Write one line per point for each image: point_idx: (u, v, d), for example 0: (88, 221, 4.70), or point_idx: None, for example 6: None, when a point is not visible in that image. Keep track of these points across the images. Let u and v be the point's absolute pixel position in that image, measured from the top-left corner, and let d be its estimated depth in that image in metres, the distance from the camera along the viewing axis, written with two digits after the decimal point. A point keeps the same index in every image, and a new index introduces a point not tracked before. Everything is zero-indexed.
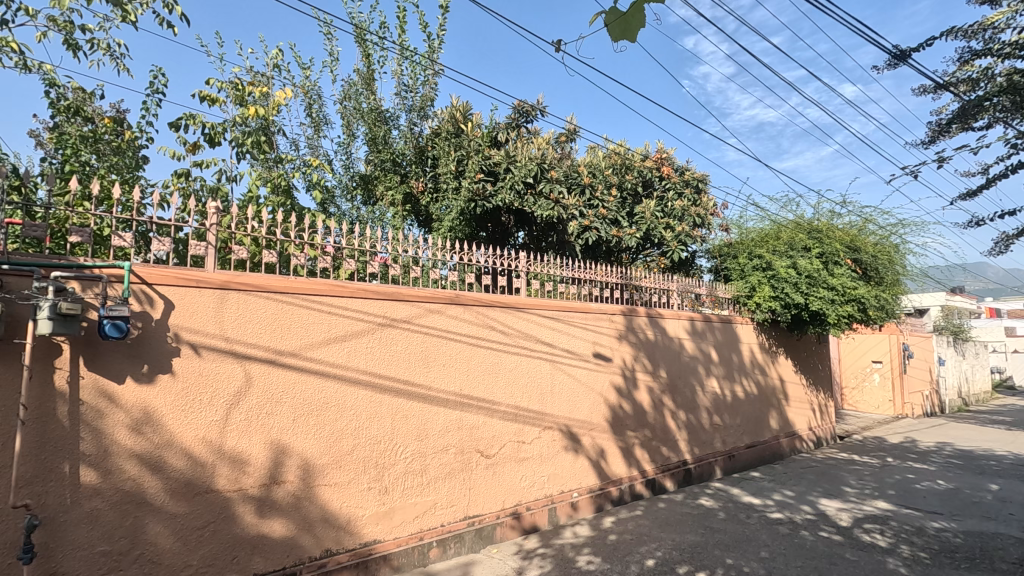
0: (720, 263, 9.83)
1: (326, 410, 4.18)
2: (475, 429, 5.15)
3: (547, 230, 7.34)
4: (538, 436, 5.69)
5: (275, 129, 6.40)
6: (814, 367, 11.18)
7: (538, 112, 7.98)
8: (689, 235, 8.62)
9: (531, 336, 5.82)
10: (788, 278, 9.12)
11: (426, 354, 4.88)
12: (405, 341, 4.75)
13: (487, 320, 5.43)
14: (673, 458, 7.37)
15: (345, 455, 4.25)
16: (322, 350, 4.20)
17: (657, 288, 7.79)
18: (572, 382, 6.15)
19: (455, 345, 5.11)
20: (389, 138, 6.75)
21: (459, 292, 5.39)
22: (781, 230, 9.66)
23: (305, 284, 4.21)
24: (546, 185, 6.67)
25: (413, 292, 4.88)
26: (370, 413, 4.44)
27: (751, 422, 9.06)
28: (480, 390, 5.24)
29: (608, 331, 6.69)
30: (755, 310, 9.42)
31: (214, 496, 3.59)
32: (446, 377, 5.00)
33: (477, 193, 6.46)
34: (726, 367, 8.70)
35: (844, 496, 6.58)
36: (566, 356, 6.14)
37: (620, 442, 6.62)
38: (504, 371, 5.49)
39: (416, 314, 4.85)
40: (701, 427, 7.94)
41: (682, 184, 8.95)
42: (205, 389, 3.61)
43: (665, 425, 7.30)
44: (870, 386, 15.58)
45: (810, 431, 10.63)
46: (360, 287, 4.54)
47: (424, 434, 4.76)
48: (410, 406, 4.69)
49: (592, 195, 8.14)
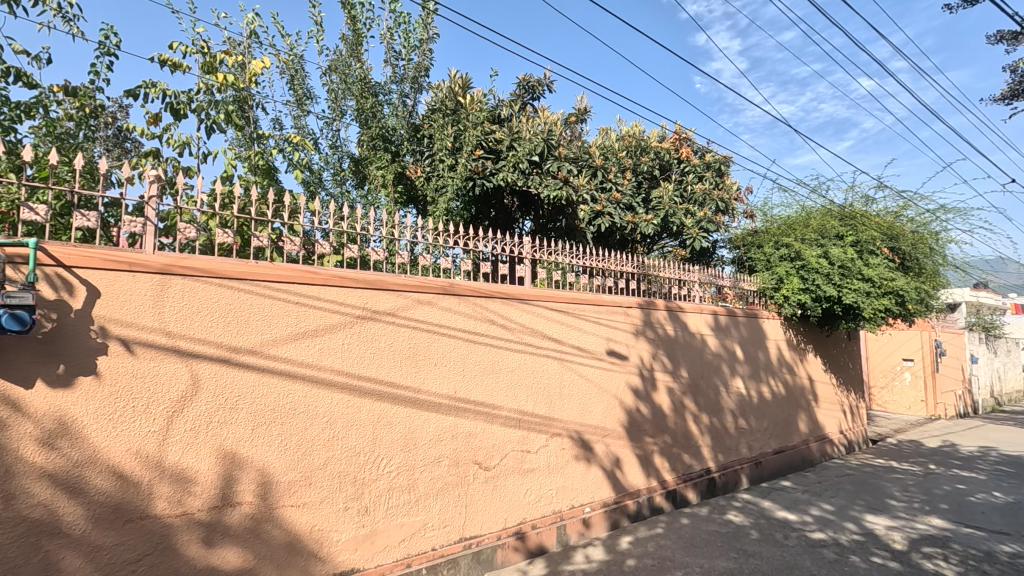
0: (744, 254, 9.14)
1: (293, 418, 3.56)
2: (472, 437, 4.50)
3: (556, 213, 6.63)
4: (545, 444, 5.03)
5: (254, 103, 5.81)
6: (844, 366, 10.38)
7: (545, 87, 7.31)
8: (711, 222, 7.91)
9: (537, 332, 5.15)
10: (820, 269, 8.30)
11: (414, 351, 4.23)
12: (390, 336, 4.10)
13: (486, 313, 4.77)
14: (695, 466, 6.67)
15: (317, 470, 3.62)
16: (287, 346, 3.58)
17: (676, 279, 7.10)
18: (584, 383, 5.48)
19: (449, 341, 4.46)
20: (379, 112, 6.06)
21: (454, 280, 4.74)
22: (809, 217, 8.95)
23: (269, 270, 3.59)
24: (553, 164, 5.99)
25: (399, 281, 4.23)
26: (348, 421, 3.80)
27: (779, 426, 8.32)
28: (477, 392, 4.59)
29: (623, 326, 6.01)
30: (782, 304, 8.64)
31: (151, 523, 2.97)
32: (438, 378, 4.35)
33: (475, 171, 5.80)
34: (752, 365, 7.96)
35: (892, 512, 5.83)
36: (577, 354, 5.47)
37: (638, 450, 5.93)
38: (505, 371, 4.83)
39: (402, 306, 4.21)
40: (725, 432, 7.22)
41: (703, 168, 8.23)
42: (140, 394, 3.00)
43: (686, 430, 6.60)
44: (900, 386, 14.69)
45: (841, 434, 9.85)
46: (336, 274, 3.90)
47: (413, 443, 4.13)
48: (395, 412, 4.06)
49: (605, 177, 7.45)
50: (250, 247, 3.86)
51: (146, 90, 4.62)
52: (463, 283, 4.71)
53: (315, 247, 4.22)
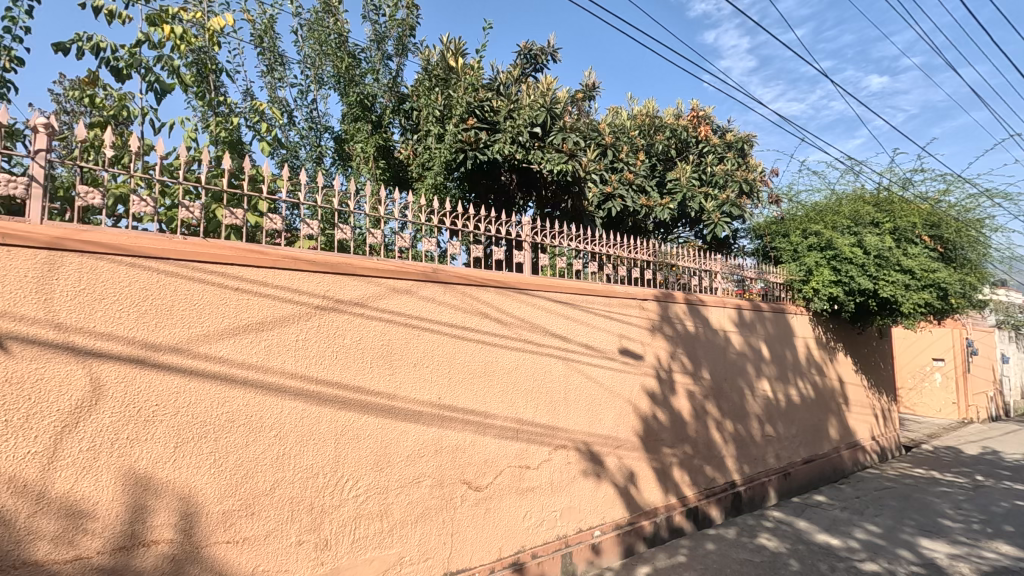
0: (768, 243, 8.34)
1: (230, 433, 2.85)
2: (460, 452, 3.77)
3: (560, 192, 5.87)
4: (547, 458, 4.30)
5: (216, 68, 5.12)
6: (876, 367, 9.56)
7: (549, 57, 6.57)
8: (734, 206, 7.13)
9: (538, 327, 4.42)
10: (854, 259, 7.49)
11: (389, 349, 3.52)
12: (358, 332, 3.39)
13: (478, 305, 4.04)
14: (719, 479, 5.92)
15: (262, 496, 2.92)
16: (224, 343, 2.88)
17: (696, 269, 6.34)
18: (592, 387, 4.74)
19: (432, 337, 3.75)
20: (359, 77, 5.36)
21: (438, 266, 4.01)
22: (841, 202, 8.13)
23: (200, 248, 2.89)
24: (558, 135, 5.25)
25: (370, 265, 3.52)
26: (303, 436, 3.10)
27: (809, 432, 7.54)
28: (467, 398, 3.87)
29: (637, 321, 5.26)
30: (812, 299, 7.82)
31: (30, 572, 2.29)
32: (418, 382, 3.63)
33: (467, 141, 5.08)
34: (779, 366, 7.18)
35: (950, 536, 5.04)
36: (584, 353, 4.73)
37: (655, 463, 5.20)
38: (501, 373, 4.11)
39: (374, 295, 3.49)
40: (751, 441, 6.46)
41: (723, 148, 7.49)
42: (16, 405, 2.31)
43: (708, 439, 5.86)
44: (930, 387, 13.79)
45: (873, 440, 9.03)
46: (290, 255, 3.20)
47: (386, 461, 3.41)
48: (365, 423, 3.35)
49: (616, 157, 6.70)
50: (181, 219, 3.13)
51: (78, 44, 3.96)
52: (451, 268, 4.00)
53: (265, 223, 3.52)
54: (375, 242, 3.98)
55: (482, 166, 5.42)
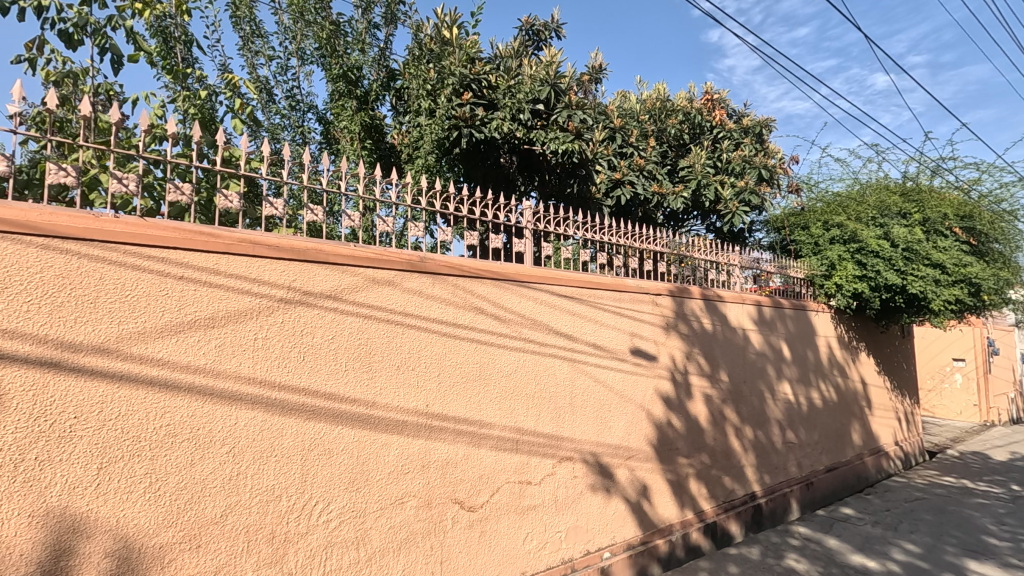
0: (787, 235, 7.79)
1: (171, 450, 2.37)
2: (451, 467, 3.29)
3: (568, 173, 5.25)
4: (550, 472, 3.81)
5: (185, 38, 4.64)
6: (898, 368, 9.03)
7: (553, 33, 6.07)
8: (753, 194, 6.61)
9: (541, 325, 3.93)
10: (880, 252, 6.96)
11: (367, 349, 3.03)
12: (330, 330, 2.90)
13: (472, 299, 3.55)
14: (738, 491, 5.43)
15: (210, 526, 2.44)
16: (163, 343, 2.40)
17: (712, 262, 5.83)
18: (601, 391, 4.25)
19: (420, 336, 3.26)
20: (343, 50, 4.89)
21: (426, 254, 3.52)
22: (864, 192, 7.60)
23: (135, 229, 2.42)
24: (562, 112, 4.75)
25: (345, 252, 3.04)
26: (263, 453, 2.62)
27: (831, 438, 7.03)
28: (459, 406, 3.38)
29: (650, 319, 4.77)
30: (834, 295, 7.29)
31: None
32: (402, 388, 3.14)
33: (461, 118, 4.58)
34: (801, 367, 6.68)
35: (1000, 557, 4.53)
36: (592, 353, 4.24)
37: (669, 474, 4.71)
38: (498, 376, 3.62)
39: (349, 286, 3.00)
40: (772, 448, 5.96)
41: (739, 133, 6.98)
42: None
43: (726, 447, 5.36)
44: (949, 389, 13.23)
45: (896, 446, 8.52)
46: (248, 239, 2.71)
47: (364, 480, 2.93)
48: (338, 435, 2.86)
49: (625, 141, 6.19)
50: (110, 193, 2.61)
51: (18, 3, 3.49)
52: (442, 257, 3.50)
53: (219, 201, 3.01)
54: (352, 226, 3.49)
55: (478, 146, 4.92)
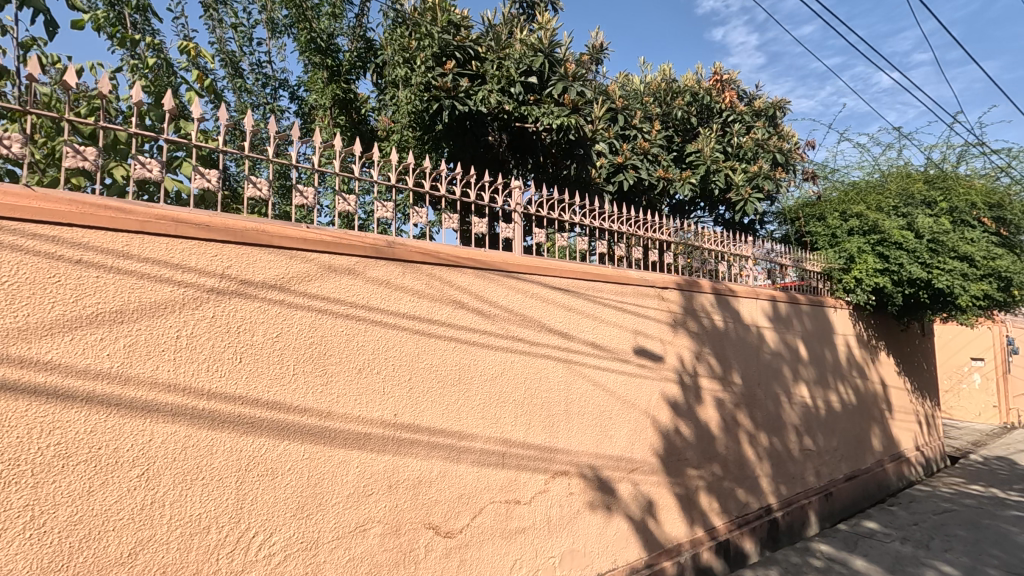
0: (801, 227, 7.29)
1: (63, 475, 1.91)
2: (423, 487, 2.82)
3: (564, 153, 4.76)
4: (543, 489, 3.34)
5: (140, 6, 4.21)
6: (918, 368, 8.51)
7: (550, 5, 5.58)
8: (768, 178, 6.03)
9: (531, 322, 3.45)
10: (904, 243, 6.43)
11: (322, 350, 2.56)
12: (274, 326, 2.43)
13: (451, 291, 3.08)
14: (753, 504, 4.94)
15: (115, 568, 1.98)
16: (52, 342, 1.93)
17: (723, 253, 5.35)
18: (600, 396, 3.77)
19: (387, 333, 2.79)
20: (314, 15, 4.58)
21: (398, 239, 3.04)
22: (885, 180, 7.08)
23: (19, 201, 1.95)
24: (557, 84, 4.27)
25: (296, 234, 2.57)
26: (185, 477, 2.15)
27: (850, 444, 6.53)
28: (434, 414, 2.91)
29: (656, 315, 4.29)
30: (853, 291, 6.77)
31: None
32: (365, 395, 2.68)
33: (444, 88, 4.12)
34: (818, 367, 6.18)
35: None
36: (591, 353, 3.76)
37: (677, 488, 4.24)
38: (481, 380, 3.14)
39: (300, 275, 2.53)
40: (788, 456, 5.47)
41: (751, 116, 6.48)
42: None
43: (739, 456, 4.88)
44: (968, 389, 12.68)
45: (916, 451, 8.01)
46: (171, 216, 2.24)
47: (316, 504, 2.46)
48: (283, 453, 2.39)
49: (628, 123, 5.71)
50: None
51: None
52: (415, 242, 3.03)
53: (133, 169, 2.30)
54: (304, 204, 2.77)
55: (463, 123, 4.41)
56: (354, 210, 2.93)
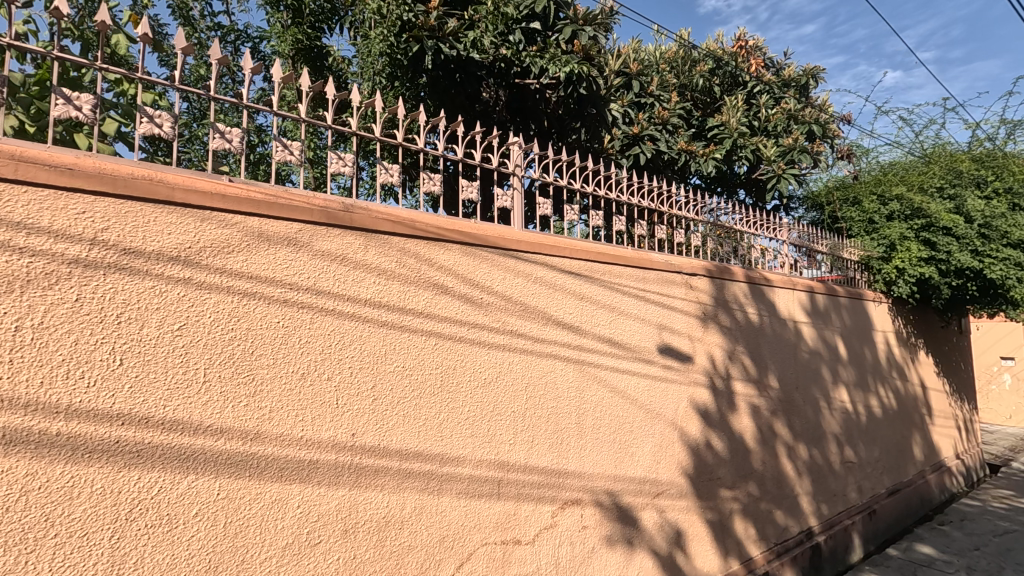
0: (834, 212, 6.59)
1: None
2: (393, 530, 2.12)
3: (572, 114, 4.14)
4: (549, 524, 2.64)
5: None
6: (956, 369, 7.78)
7: None
8: (805, 152, 5.33)
9: (535, 314, 2.75)
10: (953, 229, 5.68)
11: (248, 348, 1.86)
12: (175, 315, 1.73)
13: (430, 273, 2.38)
14: (792, 528, 4.24)
15: None
16: None
17: (754, 237, 4.65)
18: (619, 405, 3.07)
19: (343, 327, 2.09)
20: None
21: (362, 203, 2.33)
22: (927, 161, 6.37)
23: None
24: (566, 27, 3.73)
25: (213, 188, 1.86)
26: (25, 537, 1.45)
27: (891, 453, 5.82)
28: (408, 433, 2.22)
29: (683, 306, 3.58)
30: (894, 282, 6.04)
31: None
32: (310, 409, 1.98)
33: (430, 27, 3.51)
34: (858, 368, 5.47)
35: None
36: (607, 351, 3.06)
37: (709, 513, 3.53)
38: (469, 387, 2.44)
39: (216, 245, 1.82)
40: (828, 469, 4.76)
41: (780, 87, 5.79)
42: None
43: (777, 472, 4.18)
44: (998, 391, 11.93)
45: (956, 459, 7.29)
46: (12, 152, 1.54)
47: (237, 563, 1.77)
48: (186, 493, 1.70)
49: (644, 89, 5.04)
50: None
51: None
52: (383, 207, 2.34)
53: None
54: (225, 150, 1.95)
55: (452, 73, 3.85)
56: (300, 162, 2.11)
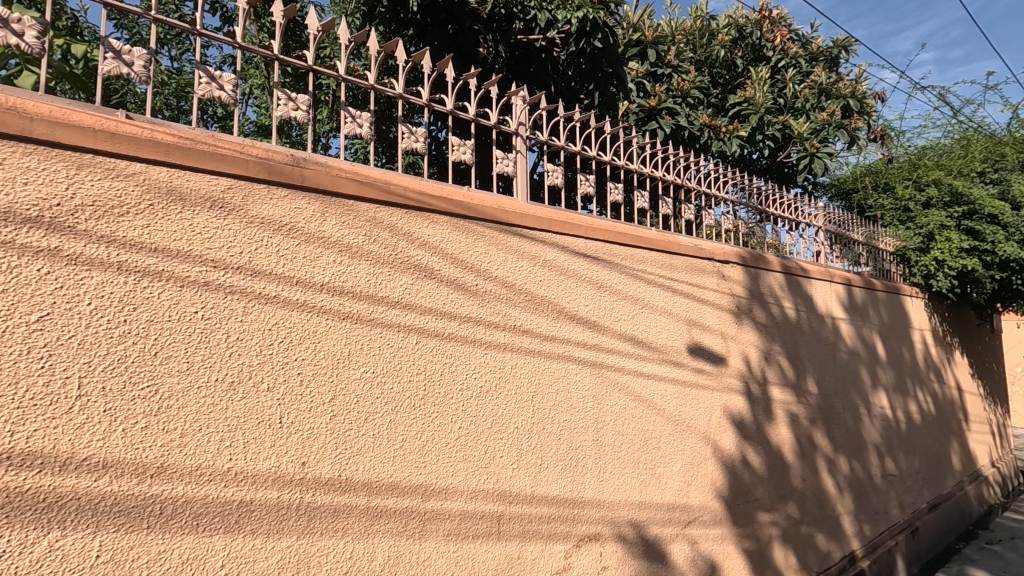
0: (862, 200, 6.08)
1: None
2: None
3: (584, 76, 3.79)
4: (563, 567, 2.11)
5: None
6: (990, 370, 7.26)
7: None
8: (840, 128, 4.81)
9: (543, 306, 2.23)
10: (1000, 216, 5.13)
11: (149, 350, 1.33)
12: (31, 303, 1.20)
13: (411, 251, 1.86)
14: (834, 553, 3.70)
15: None
16: None
17: (787, 220, 4.14)
18: (644, 416, 2.54)
19: (291, 320, 1.56)
20: None
21: (321, 159, 1.81)
22: (966, 144, 5.84)
23: None
24: None
25: (99, 125, 1.35)
26: None
27: (931, 463, 5.29)
28: (381, 459, 1.70)
29: (715, 298, 3.06)
30: (932, 275, 5.52)
31: None
32: (243, 432, 1.45)
33: None
34: (897, 369, 4.93)
35: None
36: (629, 350, 2.53)
37: (746, 541, 3.00)
38: (462, 397, 1.92)
39: (101, 203, 1.30)
40: (869, 484, 4.23)
41: (807, 61, 5.29)
42: None
43: (817, 489, 3.64)
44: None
45: (992, 467, 6.76)
46: None
47: None
48: (45, 559, 1.17)
49: (660, 59, 4.54)
50: None
51: None
52: (350, 165, 1.82)
53: None
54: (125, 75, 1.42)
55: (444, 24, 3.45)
56: (235, 100, 1.60)
